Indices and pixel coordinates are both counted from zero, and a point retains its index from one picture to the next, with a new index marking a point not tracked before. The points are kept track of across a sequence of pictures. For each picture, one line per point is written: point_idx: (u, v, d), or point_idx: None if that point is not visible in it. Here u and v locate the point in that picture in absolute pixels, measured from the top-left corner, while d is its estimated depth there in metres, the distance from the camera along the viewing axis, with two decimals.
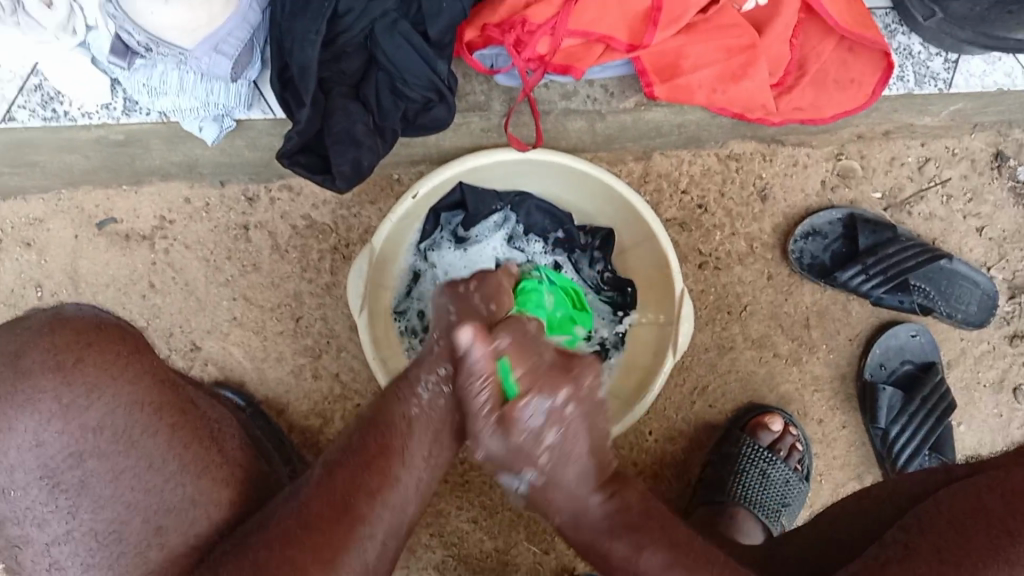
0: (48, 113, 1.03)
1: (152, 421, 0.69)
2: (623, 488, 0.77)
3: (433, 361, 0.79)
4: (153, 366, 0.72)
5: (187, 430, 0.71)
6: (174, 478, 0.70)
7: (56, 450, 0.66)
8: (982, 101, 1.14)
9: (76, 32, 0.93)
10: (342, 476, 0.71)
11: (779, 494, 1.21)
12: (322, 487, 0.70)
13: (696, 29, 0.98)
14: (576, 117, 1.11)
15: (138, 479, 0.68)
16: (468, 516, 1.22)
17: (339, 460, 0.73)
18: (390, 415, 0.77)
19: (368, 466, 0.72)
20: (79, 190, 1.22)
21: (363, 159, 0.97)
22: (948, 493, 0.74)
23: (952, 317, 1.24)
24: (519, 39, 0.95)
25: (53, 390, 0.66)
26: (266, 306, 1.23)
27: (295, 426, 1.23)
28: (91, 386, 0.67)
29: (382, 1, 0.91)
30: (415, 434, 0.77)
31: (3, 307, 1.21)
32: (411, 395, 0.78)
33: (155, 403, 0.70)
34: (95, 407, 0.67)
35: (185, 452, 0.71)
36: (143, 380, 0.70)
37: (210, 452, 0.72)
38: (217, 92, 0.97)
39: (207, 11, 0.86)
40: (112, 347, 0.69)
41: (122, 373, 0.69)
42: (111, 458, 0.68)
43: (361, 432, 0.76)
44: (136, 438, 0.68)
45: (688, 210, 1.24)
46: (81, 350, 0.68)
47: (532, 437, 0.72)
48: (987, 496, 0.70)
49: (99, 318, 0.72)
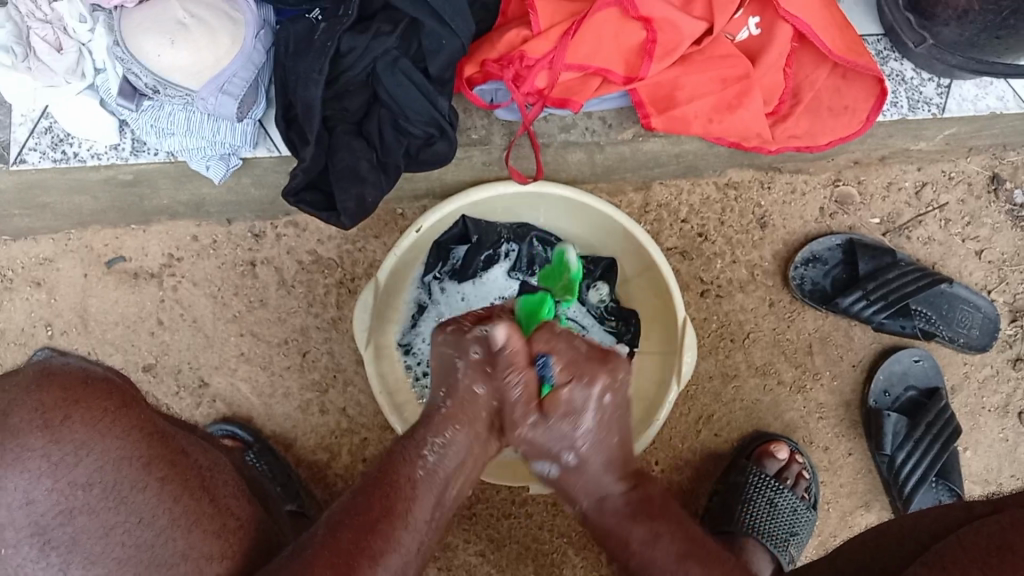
0: (59, 155, 1.05)
1: (141, 475, 0.65)
2: (645, 483, 0.83)
3: (439, 424, 0.81)
4: (140, 419, 0.68)
5: (177, 484, 0.68)
6: (166, 532, 0.65)
7: (47, 507, 0.61)
8: (976, 125, 1.16)
9: (86, 75, 0.97)
10: (346, 538, 0.70)
11: (787, 524, 1.19)
12: (327, 548, 0.68)
13: (691, 61, 1.00)
14: (575, 148, 1.12)
15: (129, 535, 0.64)
16: (475, 550, 1.22)
17: (343, 519, 0.72)
18: (394, 474, 0.77)
19: (371, 530, 0.71)
20: (88, 230, 1.24)
21: (366, 196, 0.99)
22: (973, 531, 0.71)
23: (953, 341, 1.25)
24: (518, 73, 0.97)
25: (42, 448, 0.62)
26: (272, 341, 1.24)
27: (302, 461, 1.24)
28: (80, 444, 0.63)
29: (383, 40, 0.93)
30: (420, 494, 0.77)
31: (14, 347, 1.23)
32: (416, 457, 0.79)
33: (144, 457, 0.66)
34: (86, 463, 0.63)
35: (175, 505, 0.66)
36: (130, 435, 0.66)
37: (201, 504, 0.69)
38: (223, 131, 0.99)
39: (213, 53, 0.89)
40: (98, 402, 0.65)
41: (110, 430, 0.65)
42: (101, 515, 0.63)
43: (366, 493, 0.75)
44: (125, 495, 0.64)
45: (689, 238, 1.26)
46: (69, 408, 0.64)
47: (570, 414, 0.78)
48: (1013, 534, 0.68)
49: (86, 371, 0.68)
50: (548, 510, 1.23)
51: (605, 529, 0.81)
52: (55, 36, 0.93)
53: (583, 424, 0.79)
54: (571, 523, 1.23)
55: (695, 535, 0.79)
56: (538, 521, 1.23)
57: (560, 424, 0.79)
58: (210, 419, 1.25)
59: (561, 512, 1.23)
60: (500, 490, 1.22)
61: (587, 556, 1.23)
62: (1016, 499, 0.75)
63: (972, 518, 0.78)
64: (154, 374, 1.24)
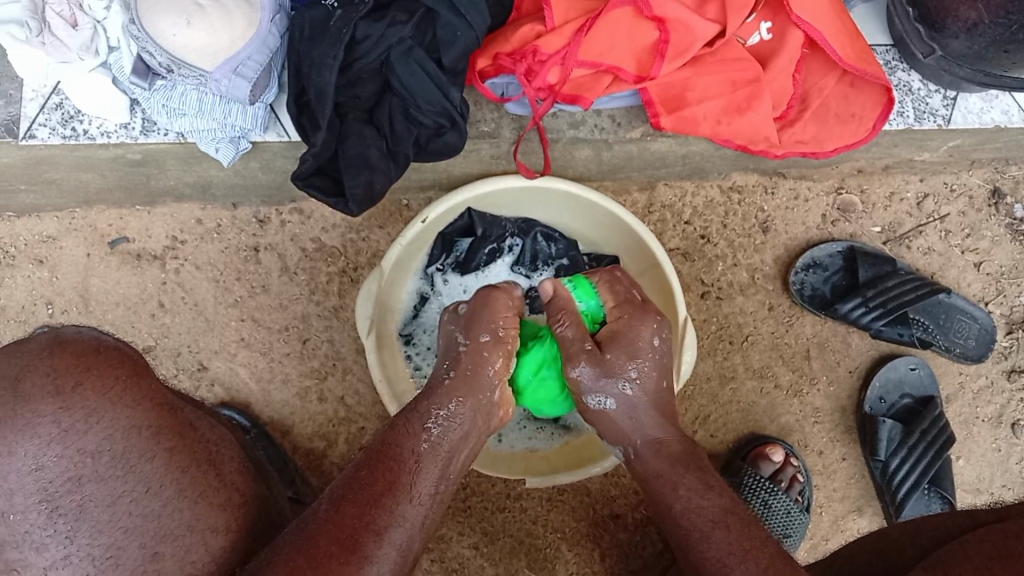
0: (68, 132, 1.06)
1: (150, 445, 0.66)
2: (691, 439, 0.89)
3: (443, 396, 0.83)
4: (152, 389, 0.69)
5: (185, 455, 0.69)
6: (172, 502, 0.66)
7: (55, 474, 0.62)
8: (979, 138, 1.17)
9: (99, 53, 0.97)
10: (350, 512, 0.70)
11: (780, 526, 1.21)
12: (331, 522, 0.69)
13: (702, 62, 1.01)
14: (583, 145, 1.13)
15: (136, 504, 0.65)
16: (469, 542, 1.23)
17: (345, 494, 0.72)
18: (397, 448, 0.78)
19: (376, 502, 0.72)
20: (93, 210, 1.24)
21: (375, 182, 0.99)
22: (976, 539, 0.72)
23: (949, 351, 1.26)
24: (530, 68, 0.99)
25: (53, 415, 0.62)
26: (273, 327, 1.25)
27: (299, 448, 1.24)
28: (91, 412, 0.64)
29: (399, 28, 0.93)
30: (424, 468, 0.78)
31: (14, 323, 1.24)
32: (420, 430, 0.81)
33: (154, 426, 0.67)
34: (95, 431, 0.64)
35: (183, 476, 0.67)
36: (142, 404, 0.67)
37: (207, 476, 0.70)
38: (234, 114, 1.00)
39: (228, 35, 0.89)
40: (112, 371, 0.66)
41: (121, 398, 0.65)
42: (110, 483, 0.64)
43: (368, 466, 0.76)
44: (133, 464, 0.65)
45: (691, 240, 1.27)
46: (81, 375, 0.64)
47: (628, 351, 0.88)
48: (1016, 544, 0.69)
49: (98, 340, 0.68)
50: (543, 505, 1.24)
51: (656, 472, 0.85)
52: (70, 12, 0.94)
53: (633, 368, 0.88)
54: (566, 519, 1.24)
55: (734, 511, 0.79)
56: (532, 516, 1.23)
57: (616, 358, 0.88)
58: (208, 402, 1.25)
59: (556, 507, 1.24)
60: (495, 484, 1.23)
61: (580, 553, 1.24)
62: (1020, 510, 0.76)
63: (975, 526, 0.79)
64: (153, 355, 1.25)
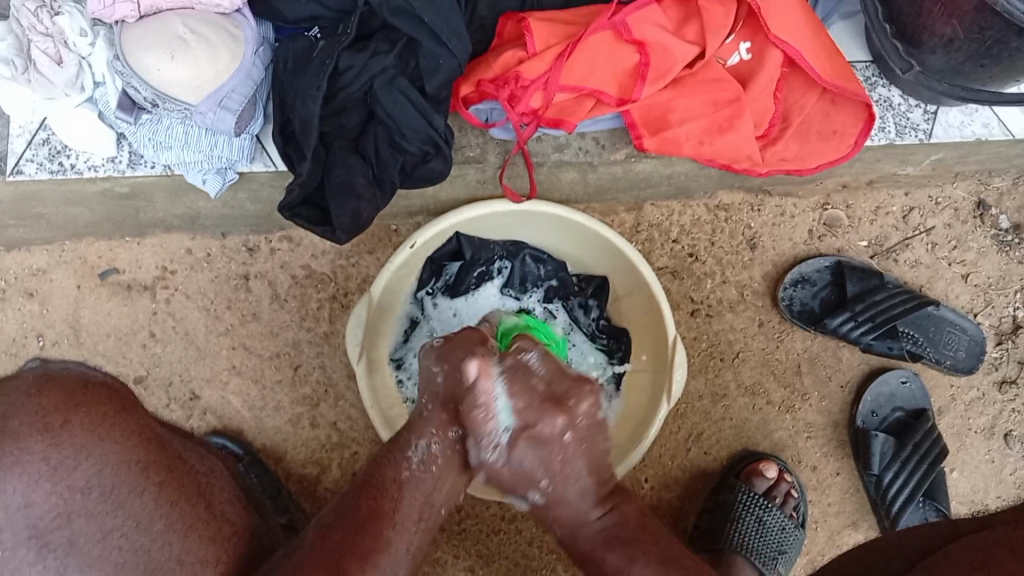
0: (56, 167, 1.06)
1: (139, 480, 0.66)
2: (620, 503, 0.84)
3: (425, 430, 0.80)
4: (140, 424, 0.69)
5: (174, 489, 0.69)
6: (162, 536, 0.66)
7: (46, 510, 0.61)
8: (962, 151, 1.18)
9: (84, 88, 0.98)
10: (333, 540, 0.71)
11: (775, 543, 1.21)
12: (315, 549, 0.70)
13: (682, 84, 1.02)
14: (568, 168, 1.14)
15: (126, 538, 0.64)
16: (464, 566, 1.22)
17: (329, 519, 0.74)
18: (380, 477, 0.78)
19: (360, 530, 0.73)
20: (82, 242, 1.24)
21: (362, 211, 0.99)
22: (958, 546, 0.72)
23: (939, 363, 1.27)
24: (513, 93, 0.99)
25: (41, 452, 0.62)
26: (264, 355, 1.25)
27: (292, 475, 1.24)
28: (80, 448, 0.64)
29: (381, 58, 0.94)
30: (406, 496, 0.78)
31: (5, 357, 1.23)
32: (402, 460, 0.80)
33: (142, 462, 0.67)
34: (84, 467, 0.63)
35: (172, 510, 0.68)
36: (130, 439, 0.67)
37: (196, 509, 0.70)
38: (220, 146, 1.01)
39: (212, 68, 0.90)
40: (98, 407, 0.66)
41: (110, 433, 0.66)
42: (99, 519, 0.64)
43: (353, 494, 0.76)
44: (123, 498, 0.65)
45: (679, 258, 1.27)
46: (70, 412, 0.64)
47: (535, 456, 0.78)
48: (998, 551, 0.69)
49: (86, 375, 0.68)
50: (537, 527, 1.23)
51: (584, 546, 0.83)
52: (55, 49, 0.94)
53: (564, 445, 0.78)
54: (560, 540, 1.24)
55: (669, 551, 0.81)
56: (527, 538, 1.23)
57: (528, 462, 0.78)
58: (201, 431, 1.25)
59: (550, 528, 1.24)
60: (489, 505, 1.22)
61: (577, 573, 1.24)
62: (1003, 516, 0.76)
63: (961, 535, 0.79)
64: (145, 386, 1.25)
